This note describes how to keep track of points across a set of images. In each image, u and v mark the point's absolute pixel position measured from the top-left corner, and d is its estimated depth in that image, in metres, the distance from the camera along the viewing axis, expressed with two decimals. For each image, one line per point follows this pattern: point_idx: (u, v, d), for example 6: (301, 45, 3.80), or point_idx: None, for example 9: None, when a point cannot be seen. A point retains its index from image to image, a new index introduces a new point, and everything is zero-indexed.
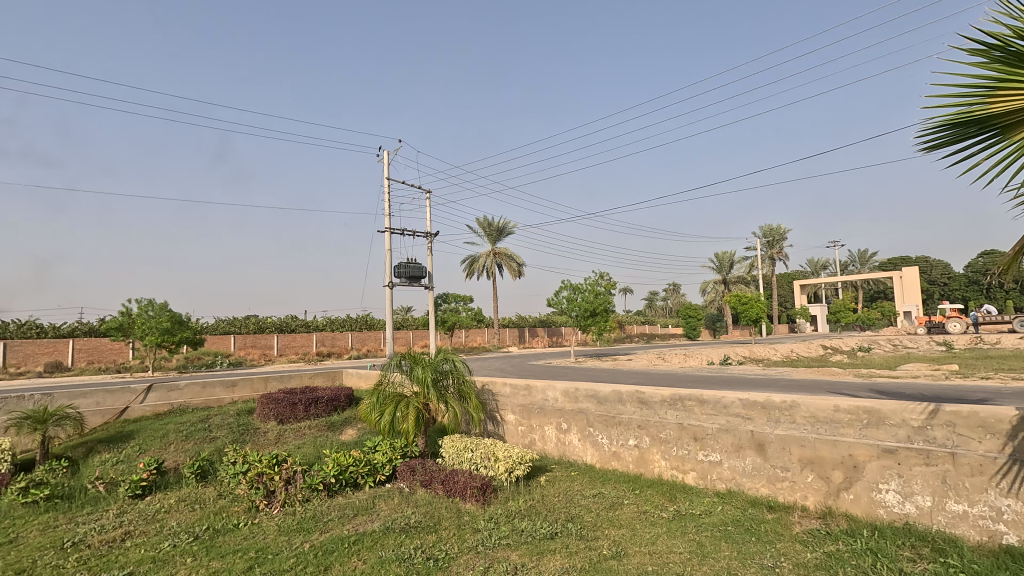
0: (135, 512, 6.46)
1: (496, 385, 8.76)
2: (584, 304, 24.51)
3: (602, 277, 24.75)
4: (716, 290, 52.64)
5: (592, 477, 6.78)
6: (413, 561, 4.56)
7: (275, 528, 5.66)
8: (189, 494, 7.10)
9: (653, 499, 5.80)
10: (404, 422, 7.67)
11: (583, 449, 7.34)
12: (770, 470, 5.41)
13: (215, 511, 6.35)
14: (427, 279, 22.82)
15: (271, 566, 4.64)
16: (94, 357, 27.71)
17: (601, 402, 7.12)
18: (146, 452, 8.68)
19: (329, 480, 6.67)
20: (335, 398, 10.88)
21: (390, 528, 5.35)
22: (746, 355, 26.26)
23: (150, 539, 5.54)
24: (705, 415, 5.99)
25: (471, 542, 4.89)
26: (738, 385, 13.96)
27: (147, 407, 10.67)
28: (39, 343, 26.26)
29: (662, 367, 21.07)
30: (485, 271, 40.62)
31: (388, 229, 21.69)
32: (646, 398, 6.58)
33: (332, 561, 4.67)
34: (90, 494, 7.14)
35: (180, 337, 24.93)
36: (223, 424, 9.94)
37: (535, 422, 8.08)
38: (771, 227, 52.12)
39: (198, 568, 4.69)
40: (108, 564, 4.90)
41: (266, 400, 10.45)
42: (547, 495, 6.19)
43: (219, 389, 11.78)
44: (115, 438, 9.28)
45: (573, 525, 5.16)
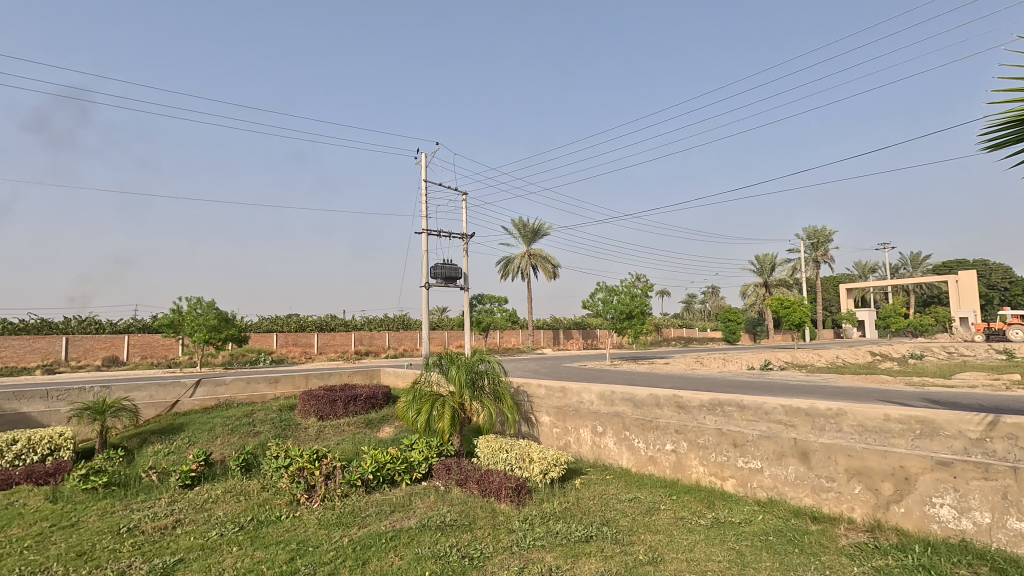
0: (185, 501, 6.76)
1: (531, 387, 8.78)
2: (620, 306, 24.23)
3: (639, 279, 24.45)
4: (756, 293, 51.24)
5: (627, 481, 6.70)
6: (449, 559, 4.61)
7: (316, 521, 5.81)
8: (235, 485, 7.36)
9: (689, 505, 5.71)
10: (440, 420, 7.75)
11: (619, 453, 7.26)
12: (814, 480, 5.23)
13: (258, 503, 6.56)
14: (463, 280, 22.98)
15: (312, 558, 4.77)
16: (147, 352, 29.09)
17: (638, 406, 7.02)
18: (194, 444, 9.06)
19: (367, 477, 6.83)
20: (373, 396, 11.09)
21: (426, 526, 5.43)
22: (788, 360, 25.47)
23: (199, 527, 5.78)
24: (747, 421, 5.83)
25: (507, 543, 4.91)
26: (782, 392, 13.56)
27: (195, 401, 11.14)
28: (97, 338, 27.76)
29: (699, 372, 20.65)
30: (521, 272, 40.62)
31: (425, 230, 21.95)
32: (684, 403, 6.46)
33: (370, 556, 4.76)
34: (144, 482, 7.50)
35: (227, 335, 25.92)
36: (266, 419, 10.27)
37: (570, 424, 8.05)
38: (816, 228, 50.35)
39: (243, 558, 4.86)
40: (160, 550, 5.13)
41: (307, 396, 10.72)
42: (582, 497, 6.16)
43: (263, 385, 12.16)
44: (167, 430, 9.73)
45: (608, 529, 5.13)
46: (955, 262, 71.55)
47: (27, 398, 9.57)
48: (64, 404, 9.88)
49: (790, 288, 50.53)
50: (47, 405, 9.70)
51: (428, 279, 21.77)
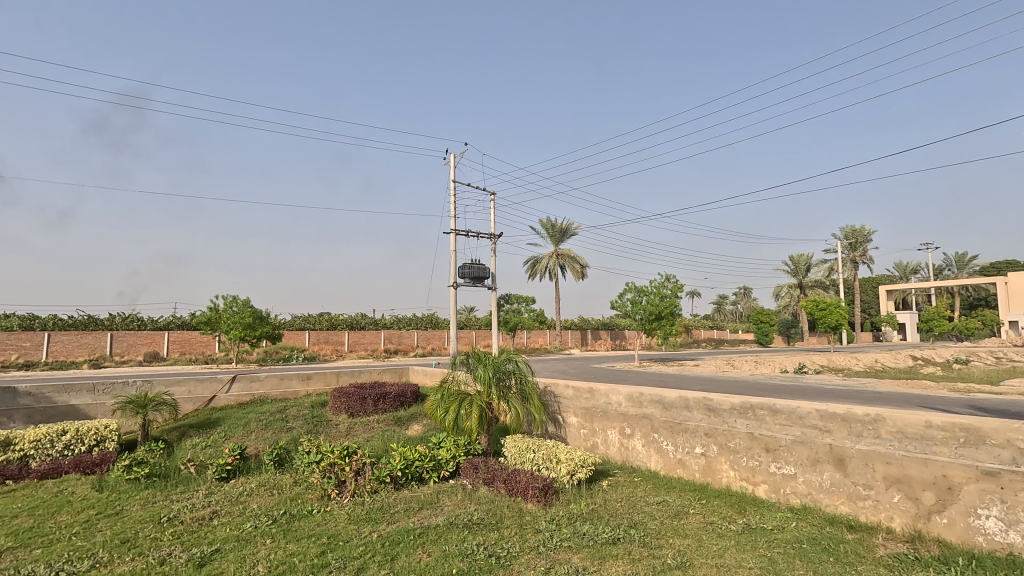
0: (222, 493, 6.97)
1: (558, 387, 8.76)
2: (649, 307, 23.94)
3: (669, 280, 24.12)
4: (790, 294, 49.96)
5: (655, 484, 6.62)
6: (476, 557, 4.65)
7: (346, 516, 5.93)
8: (268, 479, 7.56)
9: (719, 509, 5.63)
10: (467, 419, 7.77)
11: (647, 455, 7.19)
12: (850, 488, 5.08)
13: (291, 497, 6.72)
14: (491, 279, 23.07)
15: (342, 552, 4.86)
16: (185, 348, 30.10)
17: (667, 408, 6.94)
18: (230, 438, 9.35)
19: (396, 474, 6.93)
20: (402, 394, 11.25)
21: (453, 523, 5.48)
22: (824, 364, 24.76)
23: (234, 519, 5.95)
24: (779, 425, 5.70)
25: (534, 542, 4.92)
26: (817, 396, 13.19)
27: (231, 396, 11.48)
28: (140, 335, 28.87)
29: (730, 374, 20.23)
30: (549, 272, 40.54)
31: (454, 231, 22.10)
32: (714, 406, 6.35)
33: (398, 552, 4.83)
34: (183, 474, 7.78)
35: (261, 332, 26.61)
36: (299, 415, 10.50)
37: (597, 426, 8.00)
38: (854, 227, 48.78)
39: (277, 550, 4.99)
40: (199, 540, 5.31)
41: (338, 393, 10.93)
42: (610, 499, 6.12)
43: (296, 382, 12.46)
44: (205, 424, 10.05)
45: (636, 531, 5.08)
46: (1004, 263, 68.35)
47: (75, 391, 10.00)
48: (109, 397, 10.31)
49: (825, 289, 49.13)
50: (94, 398, 10.15)
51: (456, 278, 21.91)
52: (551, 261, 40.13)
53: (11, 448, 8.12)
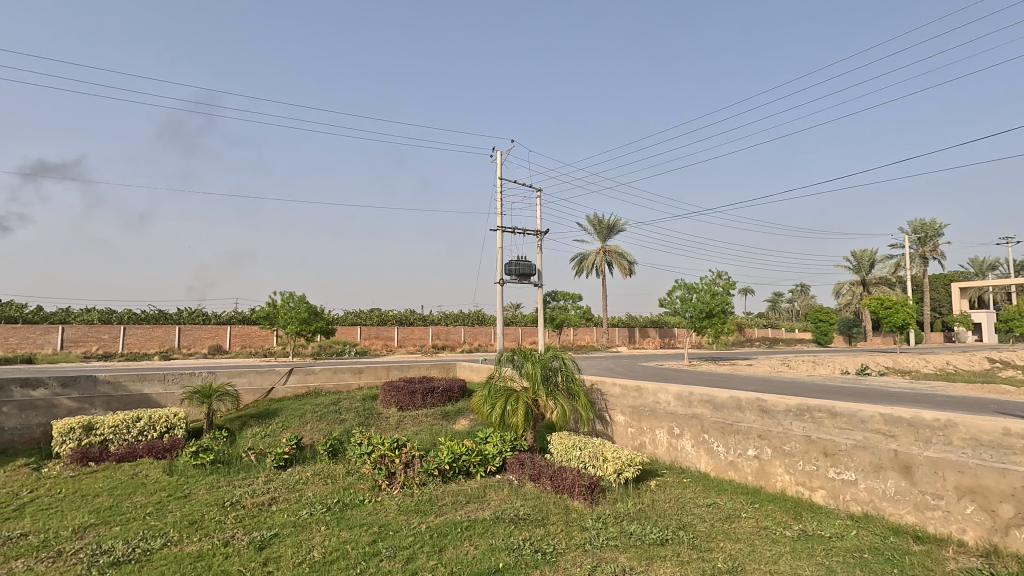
0: (280, 481, 7.30)
1: (605, 385, 8.68)
2: (699, 305, 23.33)
3: (720, 277, 23.43)
4: (852, 292, 47.52)
5: (705, 485, 6.48)
6: (522, 552, 4.68)
7: (396, 507, 6.09)
8: (322, 468, 7.86)
9: (773, 513, 5.44)
10: (514, 415, 7.80)
11: (696, 456, 7.03)
12: (917, 496, 4.81)
13: (344, 487, 6.96)
14: (537, 276, 23.06)
15: (392, 542, 5.01)
16: (246, 342, 31.61)
17: (718, 408, 6.76)
18: (288, 428, 9.78)
19: (444, 467, 7.07)
20: (449, 389, 11.44)
21: (500, 518, 5.54)
22: (889, 365, 23.43)
23: (291, 505, 6.23)
24: (839, 429, 5.46)
25: (579, 540, 4.91)
26: (881, 399, 12.51)
27: (288, 388, 11.98)
28: (205, 329, 30.53)
29: (785, 375, 19.46)
30: (596, 269, 40.14)
31: (500, 228, 22.22)
32: (769, 407, 6.14)
33: (447, 543, 4.93)
34: (244, 461, 8.20)
35: (316, 327, 27.61)
36: (351, 408, 10.86)
37: (645, 425, 7.88)
38: (923, 221, 45.87)
39: (331, 537, 5.18)
40: (259, 524, 5.59)
41: (389, 387, 11.22)
42: (657, 499, 6.03)
43: (348, 375, 12.88)
44: (264, 414, 10.54)
45: (685, 533, 4.98)
46: None
47: (148, 380, 10.69)
48: (178, 387, 10.96)
49: (891, 287, 46.44)
50: (164, 387, 10.83)
51: (503, 275, 22.04)
52: (597, 257, 39.72)
53: (93, 432, 8.77)
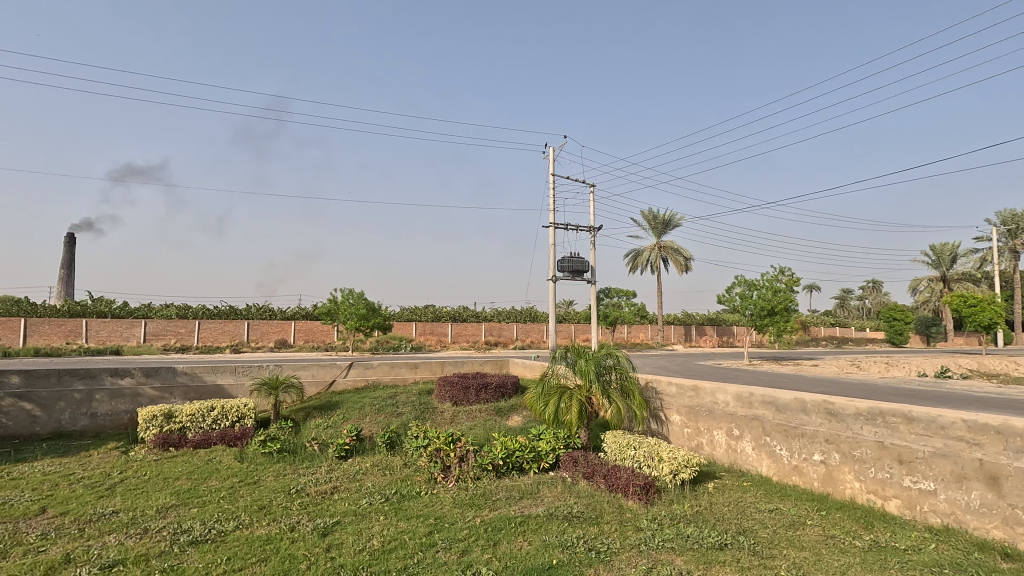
0: (341, 471, 7.60)
1: (661, 385, 8.51)
2: (760, 302, 22.41)
3: (783, 273, 22.42)
4: (930, 288, 44.32)
5: (766, 490, 6.24)
6: (576, 550, 4.67)
7: (451, 500, 6.21)
8: (380, 460, 8.12)
9: (840, 522, 5.18)
10: (567, 413, 7.77)
11: (757, 459, 6.78)
12: (1006, 510, 4.44)
13: (401, 478, 7.16)
14: (590, 273, 22.86)
15: (447, 534, 5.11)
16: (309, 336, 33.04)
17: (781, 410, 6.49)
18: (348, 420, 10.16)
19: (497, 462, 7.16)
20: (502, 385, 11.54)
21: (553, 515, 5.54)
22: (973, 368, 21.71)
23: (352, 495, 6.48)
24: (915, 435, 5.12)
25: (634, 540, 4.84)
26: (965, 404, 11.61)
27: (348, 381, 12.44)
28: (271, 324, 32.12)
29: (855, 376, 18.42)
30: (650, 265, 39.32)
31: (553, 225, 22.15)
32: (836, 410, 5.83)
33: (501, 538, 4.99)
34: (308, 451, 8.59)
35: (373, 323, 28.50)
36: (407, 402, 11.16)
37: (702, 425, 7.67)
38: (1014, 212, 42.16)
39: (389, 526, 5.35)
40: (322, 512, 5.84)
41: (443, 382, 11.44)
42: (716, 502, 5.86)
43: (405, 370, 13.22)
44: (327, 406, 10.99)
45: (745, 538, 4.83)
46: None
47: (221, 372, 11.36)
48: (248, 378, 11.61)
49: (976, 284, 42.99)
50: (235, 379, 11.48)
51: (555, 272, 21.97)
52: (652, 253, 38.89)
53: (173, 420, 9.43)
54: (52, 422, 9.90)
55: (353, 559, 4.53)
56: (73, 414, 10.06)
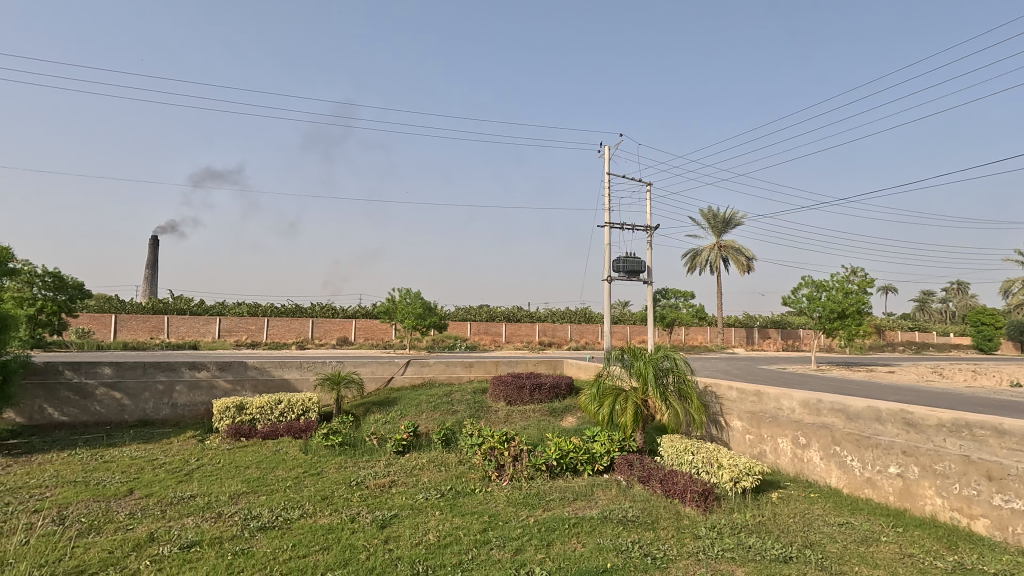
0: (398, 465, 7.81)
1: (721, 389, 8.23)
2: (830, 304, 21.23)
3: (855, 273, 21.16)
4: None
5: (836, 502, 5.91)
6: (631, 554, 4.59)
7: (505, 498, 6.25)
8: (436, 456, 8.29)
9: (918, 540, 4.84)
10: (623, 415, 7.64)
11: (826, 470, 6.44)
12: None
13: (457, 475, 7.28)
14: (646, 273, 22.40)
15: (501, 531, 5.16)
16: (369, 334, 34.14)
17: (852, 419, 6.12)
18: (406, 416, 10.43)
19: (551, 463, 7.15)
20: (556, 385, 11.50)
21: (608, 517, 5.47)
22: None
23: (409, 489, 6.64)
24: (1007, 450, 4.70)
25: (692, 548, 4.71)
26: None
27: (405, 378, 12.76)
28: (333, 322, 33.42)
29: (937, 385, 17.10)
30: (710, 265, 38.09)
31: (608, 224, 21.86)
32: (915, 420, 5.44)
33: (554, 538, 4.97)
34: (367, 445, 8.88)
35: (430, 322, 29.11)
36: (462, 400, 11.32)
37: (765, 432, 7.36)
38: None
39: (445, 521, 5.46)
40: (380, 504, 6.02)
41: (497, 381, 11.53)
42: (780, 513, 5.61)
43: (460, 368, 13.42)
44: (385, 402, 11.33)
45: (812, 552, 4.59)
46: None
47: (287, 367, 11.92)
48: (312, 373, 12.12)
49: None
50: (301, 373, 12.02)
51: (611, 272, 21.68)
52: (712, 253, 37.67)
53: (244, 411, 9.98)
54: (138, 410, 10.72)
55: (410, 552, 4.64)
56: (156, 403, 10.85)
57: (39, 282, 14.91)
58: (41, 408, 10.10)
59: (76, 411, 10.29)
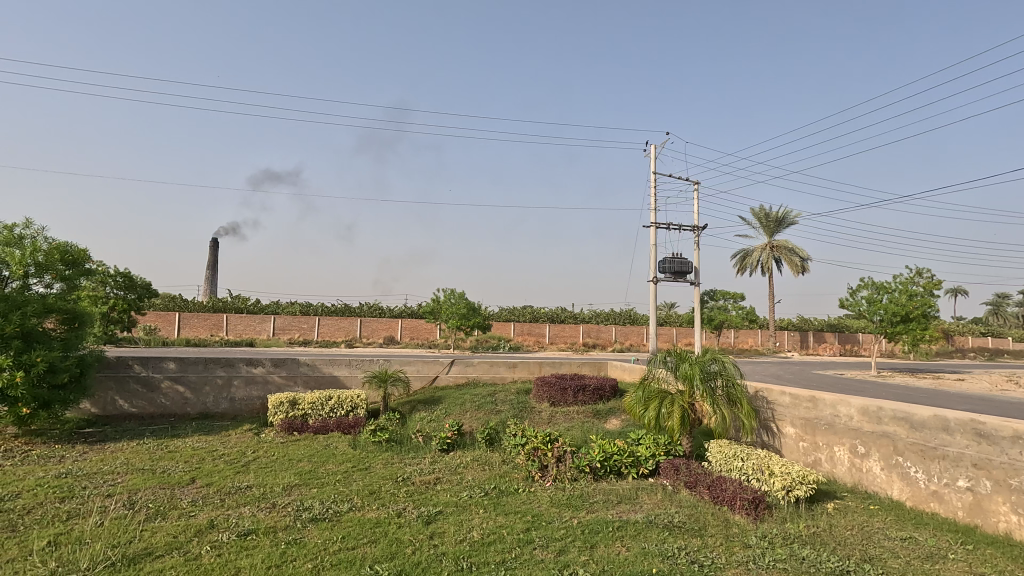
0: (443, 463, 7.92)
1: (773, 393, 7.94)
2: (892, 307, 20.16)
3: (920, 275, 20.00)
4: None
5: (898, 516, 5.60)
6: (677, 561, 4.50)
7: (549, 499, 6.24)
8: (480, 455, 8.36)
9: (990, 559, 4.53)
10: (669, 419, 7.47)
11: (887, 481, 6.12)
12: None
13: (500, 474, 7.32)
14: (693, 274, 21.88)
15: (545, 532, 5.16)
16: (414, 334, 34.78)
17: (917, 428, 5.79)
18: (450, 415, 10.57)
19: (595, 465, 7.09)
20: (601, 387, 11.39)
21: (653, 522, 5.38)
22: None
23: (453, 487, 6.73)
24: None
25: (741, 557, 4.58)
26: None
27: (450, 377, 12.94)
28: (380, 322, 34.22)
29: (1012, 395, 15.94)
30: (761, 266, 36.84)
31: (654, 224, 21.49)
32: (988, 431, 5.09)
33: (598, 541, 4.93)
34: (413, 442, 9.05)
35: (474, 322, 29.37)
36: (506, 400, 11.37)
37: (821, 440, 7.06)
38: None
39: (489, 520, 5.50)
40: (425, 500, 6.13)
41: (541, 382, 11.52)
42: (837, 525, 5.36)
43: (504, 369, 13.50)
44: (430, 401, 11.52)
45: (871, 567, 4.38)
46: None
47: (337, 365, 12.30)
48: (360, 371, 12.46)
49: None
50: (350, 371, 12.38)
51: (657, 273, 21.30)
52: (763, 253, 36.42)
53: (297, 406, 10.37)
54: (200, 403, 11.30)
55: (454, 548, 4.70)
56: (216, 397, 11.40)
57: (111, 282, 15.91)
58: (113, 399, 10.79)
59: (144, 403, 10.95)
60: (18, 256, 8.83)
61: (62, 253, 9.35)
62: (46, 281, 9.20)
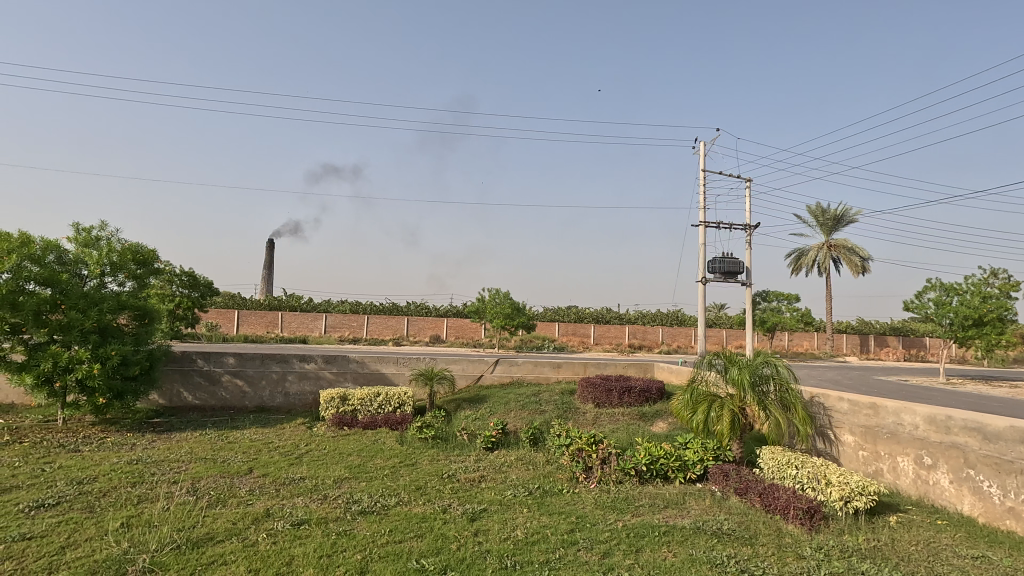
0: (488, 461, 7.99)
1: (830, 399, 7.60)
2: (962, 310, 18.91)
3: (995, 276, 18.67)
4: None
5: (968, 532, 5.26)
6: (726, 569, 4.38)
7: (593, 500, 6.20)
8: (524, 454, 8.39)
9: None
10: (719, 423, 7.26)
11: (957, 495, 5.75)
12: None
13: (544, 474, 7.32)
14: (745, 274, 21.21)
15: (589, 534, 5.12)
16: (460, 333, 35.18)
17: (990, 440, 5.41)
18: (495, 413, 10.66)
19: (641, 468, 6.98)
20: (647, 390, 11.19)
21: (701, 529, 5.26)
22: None
23: (497, 485, 6.78)
24: None
25: (795, 568, 4.42)
26: None
27: (495, 376, 13.05)
28: (427, 321, 34.82)
29: None
30: (817, 266, 35.30)
31: (703, 224, 20.95)
32: None
33: (643, 545, 4.87)
34: (458, 439, 9.16)
35: (518, 322, 29.48)
36: (551, 400, 11.35)
37: (883, 450, 6.70)
38: None
39: (532, 519, 5.51)
40: (470, 498, 6.20)
41: (586, 383, 11.43)
42: (899, 539, 5.09)
43: (548, 369, 13.47)
44: (475, 399, 11.65)
45: None
46: None
47: (386, 362, 12.61)
48: (407, 369, 12.73)
49: None
50: (397, 368, 12.67)
51: (706, 274, 20.76)
52: (820, 253, 34.86)
53: (347, 402, 10.69)
54: (257, 397, 11.82)
55: (499, 546, 4.74)
56: (272, 391, 11.90)
57: (177, 281, 16.87)
58: (178, 391, 11.42)
59: (206, 395, 11.54)
60: (96, 256, 9.48)
61: (134, 253, 9.98)
62: (119, 280, 9.84)
